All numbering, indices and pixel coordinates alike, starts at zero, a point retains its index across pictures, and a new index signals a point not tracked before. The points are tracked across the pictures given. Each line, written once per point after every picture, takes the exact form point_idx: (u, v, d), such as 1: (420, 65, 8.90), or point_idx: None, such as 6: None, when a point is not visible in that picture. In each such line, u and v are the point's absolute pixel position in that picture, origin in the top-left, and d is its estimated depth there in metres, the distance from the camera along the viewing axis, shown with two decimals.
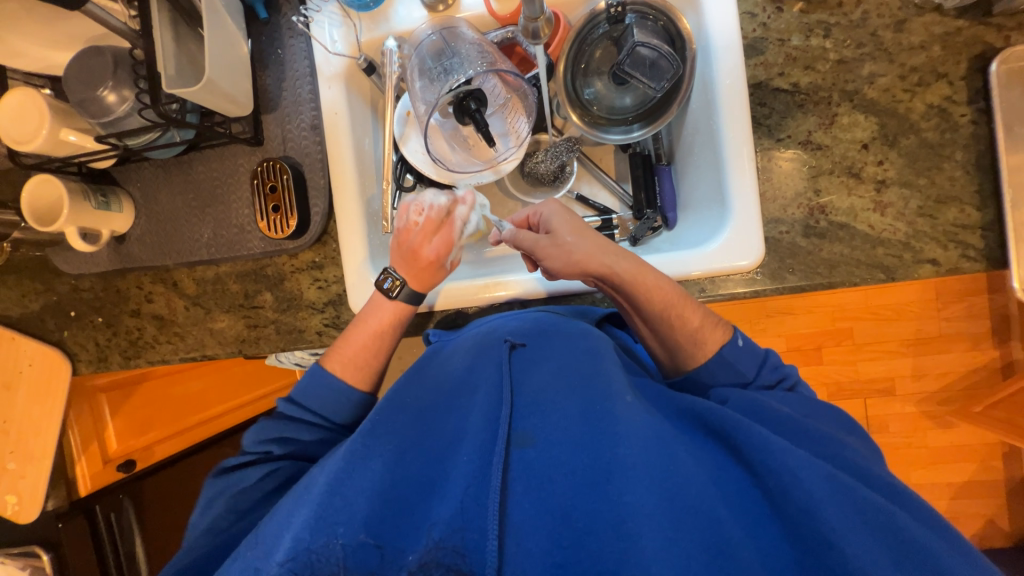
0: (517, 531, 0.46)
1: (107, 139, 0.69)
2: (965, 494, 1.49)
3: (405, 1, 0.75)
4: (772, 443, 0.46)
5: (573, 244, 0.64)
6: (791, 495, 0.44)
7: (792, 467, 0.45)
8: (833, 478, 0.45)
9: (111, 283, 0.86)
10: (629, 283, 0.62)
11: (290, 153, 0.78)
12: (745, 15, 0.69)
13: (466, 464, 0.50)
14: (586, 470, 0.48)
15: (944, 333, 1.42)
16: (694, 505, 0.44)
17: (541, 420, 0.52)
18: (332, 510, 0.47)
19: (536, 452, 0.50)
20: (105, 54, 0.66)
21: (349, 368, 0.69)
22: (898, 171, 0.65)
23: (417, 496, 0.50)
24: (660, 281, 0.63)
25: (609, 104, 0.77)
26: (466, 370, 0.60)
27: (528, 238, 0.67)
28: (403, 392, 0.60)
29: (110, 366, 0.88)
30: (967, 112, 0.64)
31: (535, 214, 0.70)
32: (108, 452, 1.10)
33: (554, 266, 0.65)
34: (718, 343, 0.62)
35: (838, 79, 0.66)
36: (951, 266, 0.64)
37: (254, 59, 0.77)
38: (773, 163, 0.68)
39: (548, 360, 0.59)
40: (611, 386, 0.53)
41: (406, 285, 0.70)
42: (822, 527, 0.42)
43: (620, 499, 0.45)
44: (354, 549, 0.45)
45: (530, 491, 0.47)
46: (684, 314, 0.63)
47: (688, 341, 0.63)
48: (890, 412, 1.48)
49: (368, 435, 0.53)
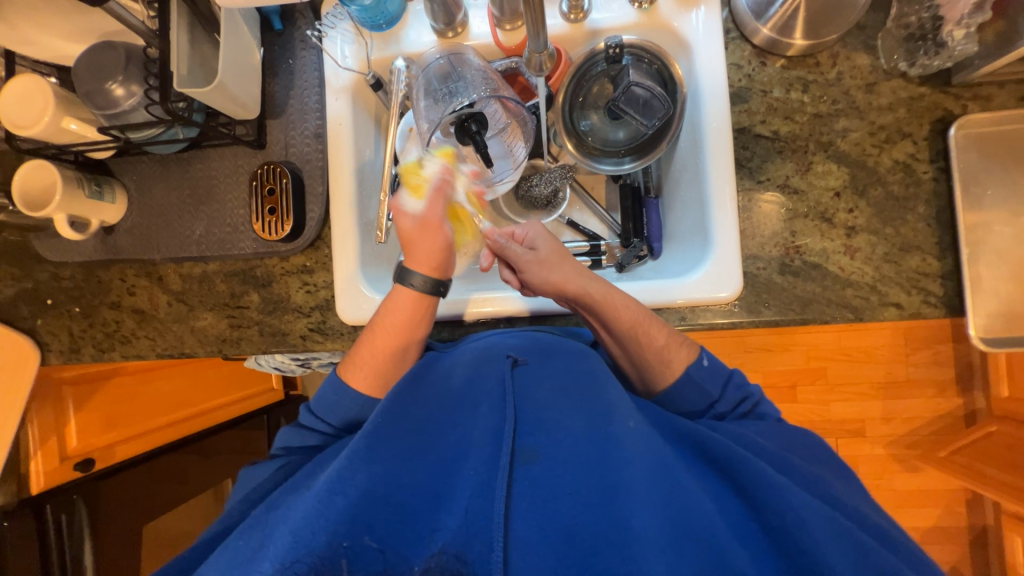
0: (521, 544, 0.46)
1: (110, 131, 0.71)
2: (931, 539, 1.52)
3: (415, 25, 0.78)
4: (775, 481, 0.47)
5: (551, 266, 0.69)
6: (793, 534, 0.44)
7: (797, 508, 0.45)
8: (832, 520, 0.45)
9: (94, 274, 0.85)
10: (600, 304, 0.66)
11: (291, 159, 0.79)
12: (731, 66, 0.74)
13: (470, 477, 0.50)
14: (592, 492, 0.48)
15: (912, 378, 1.47)
16: (700, 532, 0.45)
17: (546, 437, 0.52)
18: (334, 510, 0.45)
19: (540, 469, 0.50)
20: (118, 49, 0.67)
21: (358, 370, 0.67)
22: (867, 219, 0.70)
23: (422, 506, 0.48)
24: (628, 301, 0.66)
25: (603, 137, 0.81)
26: (466, 382, 0.60)
27: (516, 250, 0.71)
28: (406, 396, 0.56)
29: (81, 359, 0.85)
30: (929, 169, 0.69)
31: (521, 232, 0.75)
32: (66, 449, 1.05)
33: (532, 281, 0.69)
34: (684, 361, 0.65)
35: (815, 130, 0.72)
36: (913, 310, 0.69)
37: (264, 66, 0.79)
38: (755, 205, 0.72)
39: (550, 379, 0.59)
40: (614, 409, 0.54)
41: (421, 275, 0.68)
42: (823, 565, 0.42)
43: (626, 521, 0.45)
44: (358, 553, 0.44)
45: (536, 509, 0.47)
46: (649, 335, 0.64)
47: (654, 358, 0.65)
48: (861, 453, 1.51)
49: (372, 438, 0.50)
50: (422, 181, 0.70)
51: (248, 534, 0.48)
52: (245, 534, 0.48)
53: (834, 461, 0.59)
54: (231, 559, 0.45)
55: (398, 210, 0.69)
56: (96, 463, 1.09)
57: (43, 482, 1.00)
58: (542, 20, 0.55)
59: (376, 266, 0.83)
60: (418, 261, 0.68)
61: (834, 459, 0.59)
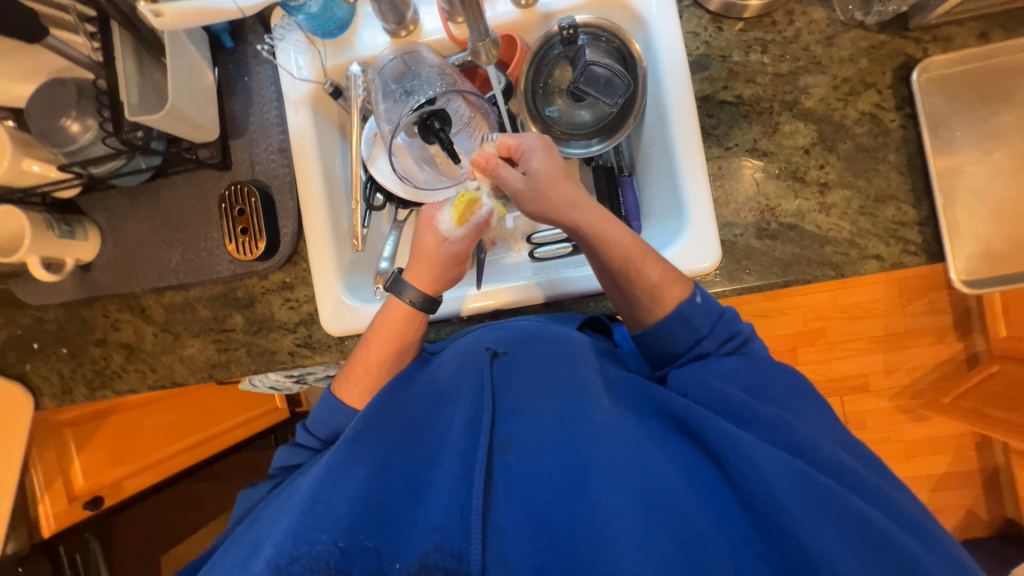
0: (502, 529, 0.46)
1: (71, 168, 0.70)
2: (944, 485, 1.52)
3: (368, 27, 0.77)
4: (743, 439, 0.47)
5: (545, 190, 0.65)
6: (755, 488, 0.45)
7: (758, 463, 0.45)
8: (792, 465, 0.45)
9: (77, 313, 0.85)
10: (594, 236, 0.64)
11: (258, 176, 0.79)
12: (688, 34, 0.73)
13: (448, 471, 0.50)
14: (565, 471, 0.48)
15: (911, 328, 1.47)
16: (669, 502, 0.45)
17: (521, 424, 0.53)
18: (315, 517, 0.45)
19: (515, 455, 0.50)
20: (68, 84, 0.66)
21: (352, 388, 0.67)
22: (838, 174, 0.70)
23: (401, 504, 0.48)
24: (621, 233, 0.64)
25: (569, 120, 0.81)
26: (453, 377, 0.60)
27: (509, 176, 0.67)
28: (391, 401, 0.58)
29: (74, 399, 0.85)
30: (896, 117, 0.69)
31: (515, 147, 0.69)
32: (74, 489, 1.06)
33: (527, 208, 0.68)
34: (676, 298, 0.63)
35: (778, 91, 0.71)
36: (894, 260, 0.68)
37: (220, 86, 0.79)
38: (726, 171, 0.72)
39: (529, 369, 0.59)
40: (589, 390, 0.55)
41: (418, 294, 0.67)
42: (785, 517, 0.43)
43: (596, 499, 0.46)
44: (346, 553, 0.44)
45: (512, 495, 0.47)
46: (645, 263, 0.63)
47: (646, 294, 0.63)
48: (866, 408, 1.51)
49: (351, 442, 0.52)
50: (471, 216, 0.67)
51: (234, 548, 0.48)
52: (230, 550, 0.49)
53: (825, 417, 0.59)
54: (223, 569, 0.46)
55: (433, 225, 0.67)
56: (105, 500, 1.12)
57: (55, 524, 1.02)
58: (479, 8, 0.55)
59: (357, 275, 0.82)
60: (419, 278, 0.67)
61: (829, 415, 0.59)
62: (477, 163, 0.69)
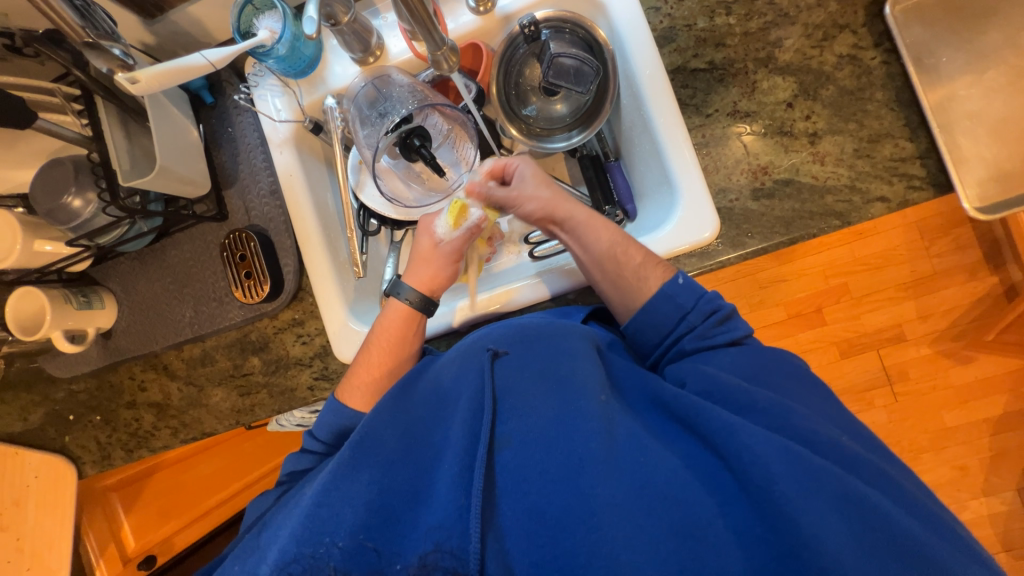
0: (502, 525, 0.48)
1: (79, 242, 0.73)
2: (1004, 427, 1.40)
3: (338, 59, 0.79)
4: (732, 426, 0.49)
5: (538, 194, 0.71)
6: (750, 473, 0.46)
7: (749, 444, 0.47)
8: (789, 450, 0.47)
9: (105, 379, 0.87)
10: (583, 227, 0.69)
11: (254, 221, 0.81)
12: (650, 10, 0.73)
13: (446, 474, 0.50)
14: (559, 468, 0.49)
15: (938, 271, 1.29)
16: (664, 491, 0.47)
17: (518, 424, 0.53)
18: (320, 521, 0.48)
19: (511, 454, 0.51)
20: (66, 163, 0.69)
21: (356, 390, 0.69)
22: (826, 121, 0.68)
23: (403, 505, 0.50)
24: (608, 224, 0.69)
25: (547, 116, 0.81)
26: (454, 378, 0.59)
27: (500, 192, 0.73)
28: (395, 404, 0.58)
29: (114, 463, 0.88)
30: (876, 55, 0.67)
31: (510, 165, 0.75)
32: (128, 551, 1.19)
33: (524, 212, 0.73)
34: (659, 280, 0.65)
35: (749, 49, 0.70)
36: (901, 199, 0.66)
37: (208, 141, 0.81)
38: (710, 138, 0.71)
39: (530, 367, 0.58)
40: (585, 385, 0.55)
41: (415, 292, 0.72)
42: (777, 498, 0.44)
43: (591, 492, 0.47)
44: (352, 552, 0.47)
45: (510, 495, 0.49)
46: (626, 250, 0.66)
47: (632, 276, 0.66)
48: (905, 358, 1.39)
49: (358, 448, 0.52)
50: (464, 220, 0.74)
51: (246, 555, 0.51)
52: (241, 558, 0.51)
53: (795, 385, 0.59)
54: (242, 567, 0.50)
55: (430, 230, 0.74)
56: (159, 556, 1.20)
57: None
58: (428, 19, 0.56)
59: (364, 301, 0.83)
60: (420, 283, 0.73)
61: (800, 382, 0.59)
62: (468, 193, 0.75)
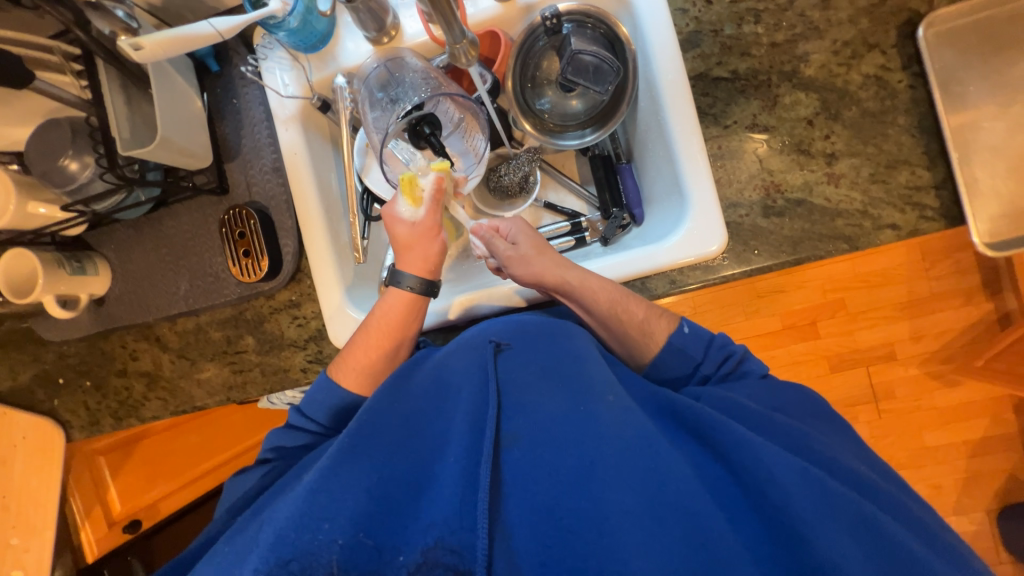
0: (508, 524, 0.47)
1: (74, 207, 0.71)
2: (982, 450, 1.43)
3: (350, 37, 0.77)
4: (747, 441, 0.48)
5: (532, 258, 0.70)
6: (766, 491, 0.45)
7: (766, 464, 0.46)
8: (805, 472, 0.46)
9: (97, 346, 0.87)
10: (579, 291, 0.68)
11: (255, 198, 0.79)
12: (677, 11, 0.71)
13: (451, 466, 0.50)
14: (569, 470, 0.48)
15: (935, 293, 1.30)
16: (676, 501, 0.46)
17: (526, 420, 0.52)
18: (319, 506, 0.46)
19: (520, 452, 0.50)
20: (63, 124, 0.67)
21: (350, 371, 0.68)
22: (846, 142, 0.67)
23: (405, 497, 0.49)
24: (603, 283, 0.67)
25: (562, 111, 0.79)
26: (456, 370, 0.59)
27: (500, 246, 0.72)
28: (393, 394, 0.58)
29: (102, 430, 0.88)
30: (903, 78, 0.66)
31: (504, 227, 0.75)
32: (113, 514, 1.17)
33: (517, 276, 0.70)
34: (665, 331, 0.67)
35: (775, 61, 0.68)
36: (911, 228, 0.65)
37: (211, 111, 0.79)
38: (727, 149, 0.69)
39: (532, 362, 0.58)
40: (593, 386, 0.55)
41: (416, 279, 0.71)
42: (793, 520, 0.43)
43: (603, 497, 0.46)
44: (350, 550, 0.45)
45: (518, 493, 0.48)
46: (629, 306, 0.67)
47: (637, 332, 0.67)
48: (893, 377, 1.40)
49: (357, 435, 0.52)
50: (421, 194, 0.72)
51: (236, 541, 0.50)
52: (232, 540, 0.51)
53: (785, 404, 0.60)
54: (222, 561, 0.48)
55: (396, 220, 0.72)
56: (144, 521, 1.22)
57: (97, 548, 1.14)
58: (449, 10, 0.54)
59: (363, 287, 0.82)
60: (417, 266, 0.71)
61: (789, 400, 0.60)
62: (474, 232, 0.75)
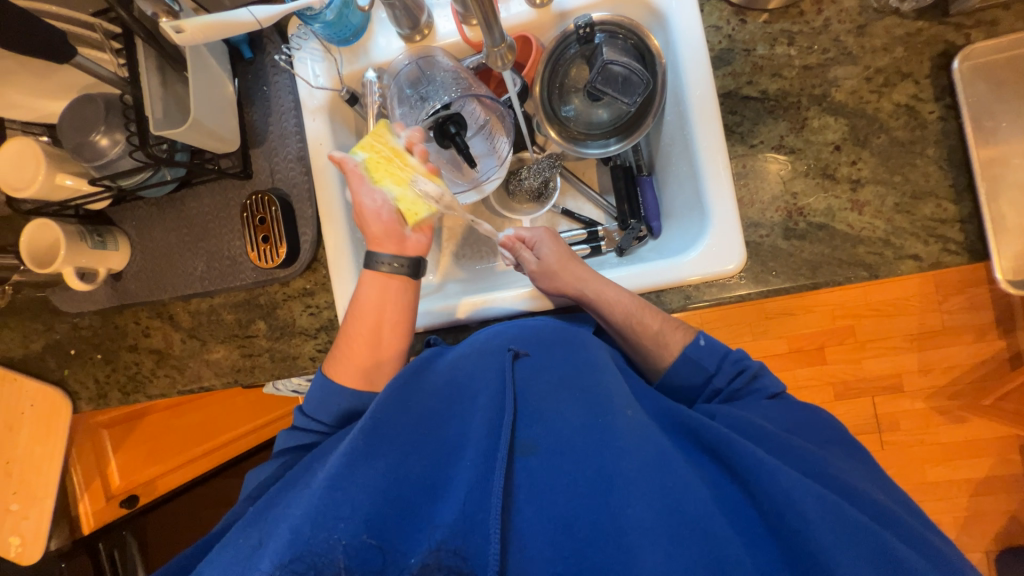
0: (522, 532, 0.47)
1: (101, 182, 0.72)
2: (985, 490, 1.40)
3: (383, 33, 0.77)
4: (764, 462, 0.48)
5: (557, 267, 0.70)
6: (786, 515, 0.45)
7: (786, 488, 0.45)
8: (825, 497, 0.45)
9: (110, 320, 0.87)
10: (597, 301, 0.68)
11: (278, 185, 0.80)
12: (710, 28, 0.71)
13: (469, 468, 0.51)
14: (588, 481, 0.48)
15: (947, 327, 1.28)
16: (693, 517, 0.45)
17: (543, 429, 0.52)
18: (333, 504, 0.46)
19: (538, 461, 0.50)
20: (97, 101, 0.68)
21: (343, 364, 0.68)
22: (872, 170, 0.66)
23: (420, 497, 0.50)
24: (619, 294, 0.68)
25: (587, 120, 0.79)
26: (472, 373, 0.60)
27: (528, 257, 0.73)
28: (408, 392, 0.57)
29: (109, 403, 0.89)
30: (934, 109, 0.65)
31: (528, 235, 0.76)
32: (111, 488, 1.16)
33: (541, 286, 0.71)
34: (680, 343, 0.67)
35: (806, 84, 0.68)
36: (933, 260, 0.65)
37: (241, 97, 0.80)
38: (753, 168, 0.69)
39: (548, 370, 0.59)
40: (611, 400, 0.54)
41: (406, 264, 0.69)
42: (811, 545, 0.43)
43: (621, 512, 0.46)
44: (356, 549, 0.44)
45: (534, 501, 0.48)
46: (645, 316, 0.67)
47: (652, 342, 0.67)
48: (899, 409, 1.38)
49: (370, 434, 0.51)
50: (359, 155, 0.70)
51: (248, 532, 0.50)
52: (244, 532, 0.51)
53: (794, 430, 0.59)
54: (232, 553, 0.48)
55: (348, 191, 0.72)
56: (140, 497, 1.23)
57: (94, 520, 1.12)
58: (491, 13, 0.54)
59: None
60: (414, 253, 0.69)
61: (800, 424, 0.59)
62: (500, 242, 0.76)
